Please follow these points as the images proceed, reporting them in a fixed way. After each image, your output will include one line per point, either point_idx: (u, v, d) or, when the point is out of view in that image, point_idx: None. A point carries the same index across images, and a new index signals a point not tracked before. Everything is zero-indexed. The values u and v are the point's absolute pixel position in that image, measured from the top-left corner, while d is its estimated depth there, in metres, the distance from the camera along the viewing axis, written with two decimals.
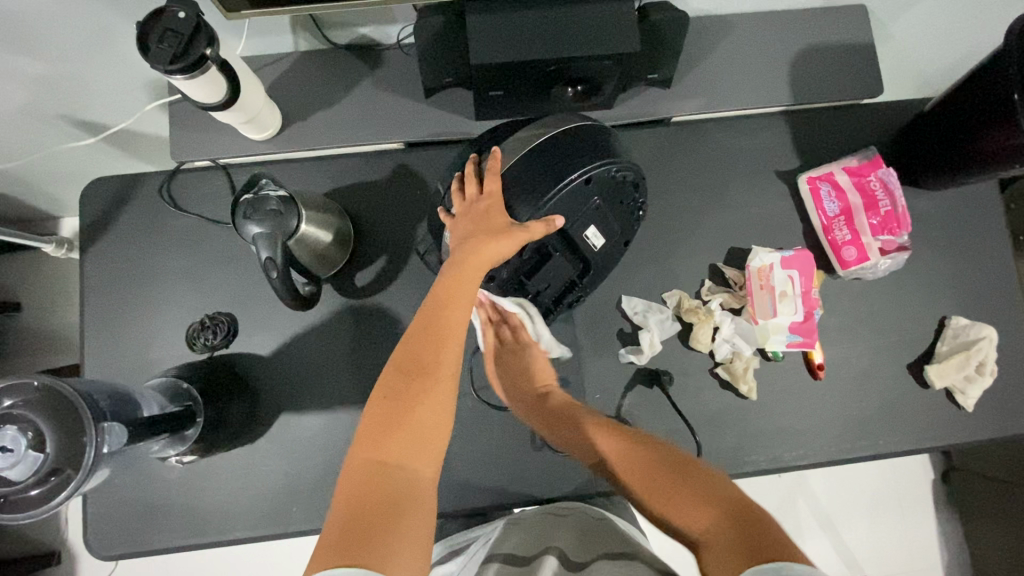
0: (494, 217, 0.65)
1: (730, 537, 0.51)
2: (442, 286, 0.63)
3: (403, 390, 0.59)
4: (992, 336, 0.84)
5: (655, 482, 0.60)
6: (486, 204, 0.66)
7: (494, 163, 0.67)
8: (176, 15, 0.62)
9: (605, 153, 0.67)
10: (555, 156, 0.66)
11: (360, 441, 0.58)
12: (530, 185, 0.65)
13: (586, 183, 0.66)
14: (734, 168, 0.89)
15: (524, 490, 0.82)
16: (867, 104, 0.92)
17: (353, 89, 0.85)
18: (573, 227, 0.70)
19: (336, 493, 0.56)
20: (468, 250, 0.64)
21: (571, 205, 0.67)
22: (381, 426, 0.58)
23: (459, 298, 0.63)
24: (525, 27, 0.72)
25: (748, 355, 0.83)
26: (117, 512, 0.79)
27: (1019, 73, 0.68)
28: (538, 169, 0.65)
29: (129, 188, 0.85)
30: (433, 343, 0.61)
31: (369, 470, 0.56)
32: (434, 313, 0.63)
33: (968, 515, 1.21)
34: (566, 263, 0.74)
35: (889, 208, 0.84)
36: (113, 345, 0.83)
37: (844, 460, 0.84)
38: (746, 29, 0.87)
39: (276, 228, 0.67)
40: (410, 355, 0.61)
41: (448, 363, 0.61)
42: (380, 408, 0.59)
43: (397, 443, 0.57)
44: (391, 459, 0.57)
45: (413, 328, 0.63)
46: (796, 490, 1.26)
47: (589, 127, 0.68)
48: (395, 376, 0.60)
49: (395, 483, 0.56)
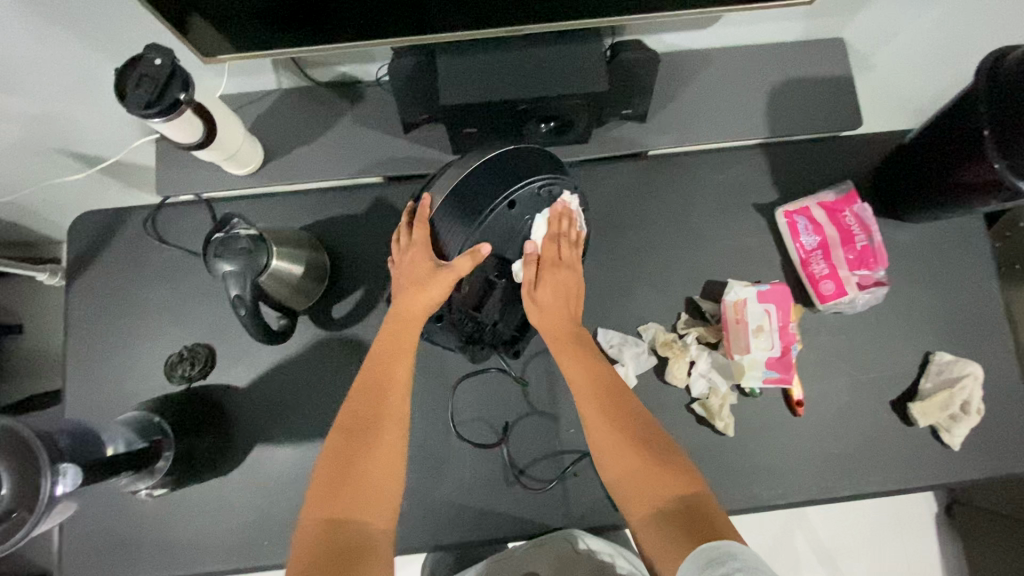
0: (423, 264, 0.68)
1: (676, 518, 0.58)
2: (383, 341, 0.68)
3: (346, 447, 0.62)
4: (977, 373, 0.81)
5: (631, 461, 0.64)
6: (414, 254, 0.69)
7: (422, 210, 0.69)
8: (151, 63, 0.64)
9: (523, 173, 0.66)
10: (475, 186, 0.66)
11: (312, 501, 0.60)
12: (455, 221, 0.66)
13: (509, 207, 0.66)
14: (711, 200, 0.89)
15: (497, 527, 0.81)
16: (846, 137, 0.92)
17: (333, 125, 0.86)
18: (510, 251, 0.70)
19: (293, 555, 0.58)
20: (403, 302, 0.68)
21: (499, 232, 0.68)
22: (330, 484, 0.60)
23: (400, 351, 0.68)
24: (495, 71, 0.74)
25: (724, 391, 0.82)
26: (93, 542, 0.80)
27: (989, 111, 0.67)
28: (459, 205, 0.66)
29: (116, 222, 0.88)
30: (373, 399, 0.65)
31: (321, 529, 0.58)
32: (375, 370, 0.67)
33: (974, 554, 1.14)
34: (512, 287, 0.73)
35: (865, 243, 0.84)
36: (96, 375, 0.85)
37: (825, 499, 0.82)
38: (722, 62, 0.88)
39: (247, 266, 0.68)
40: (353, 414, 0.64)
41: (388, 416, 0.64)
42: (328, 464, 0.62)
43: (347, 499, 0.60)
44: (341, 514, 0.59)
45: (355, 388, 0.66)
46: (794, 522, 1.19)
47: (514, 149, 0.68)
48: (339, 436, 0.63)
49: (345, 536, 0.58)
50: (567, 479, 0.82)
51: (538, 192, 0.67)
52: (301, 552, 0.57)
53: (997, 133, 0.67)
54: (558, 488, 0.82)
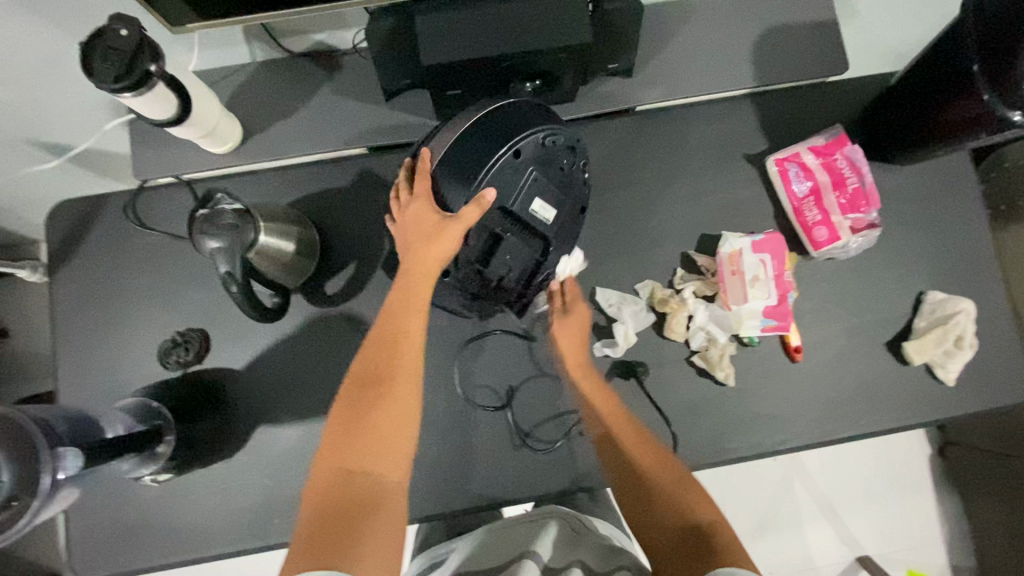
0: (428, 216, 0.67)
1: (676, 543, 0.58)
2: (393, 300, 0.67)
3: (361, 399, 0.62)
4: (969, 308, 0.83)
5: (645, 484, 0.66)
6: (416, 207, 0.68)
7: (422, 164, 0.69)
8: (117, 33, 0.61)
9: (529, 125, 0.68)
10: (477, 139, 0.67)
11: (324, 454, 0.60)
12: (456, 174, 0.67)
13: (517, 156, 0.67)
14: (702, 154, 0.88)
15: (507, 490, 0.81)
16: (834, 82, 0.91)
17: (312, 96, 0.84)
18: (515, 203, 0.69)
19: (305, 504, 0.57)
20: (414, 259, 0.67)
21: (505, 181, 0.67)
22: (343, 434, 0.60)
23: (414, 307, 0.67)
24: (480, 27, 0.71)
25: (723, 342, 0.82)
26: (101, 533, 0.79)
27: (978, 44, 0.66)
28: (465, 154, 0.67)
29: (95, 209, 0.85)
30: (389, 353, 0.64)
31: (335, 478, 0.58)
32: (387, 326, 0.66)
33: (968, 492, 1.17)
34: (521, 241, 0.70)
35: (857, 186, 0.84)
36: (88, 368, 0.83)
37: (827, 441, 0.83)
38: (707, 12, 0.86)
39: (234, 241, 0.66)
40: (367, 365, 0.64)
41: (400, 369, 0.64)
42: (341, 416, 0.61)
43: (360, 449, 0.59)
44: (354, 463, 0.58)
45: (367, 343, 0.66)
46: (793, 472, 1.23)
47: (520, 101, 0.70)
48: (352, 389, 0.63)
49: (359, 486, 0.57)
50: (573, 438, 0.82)
51: (542, 143, 0.68)
52: (315, 501, 0.57)
53: (985, 64, 0.67)
54: (565, 448, 0.82)
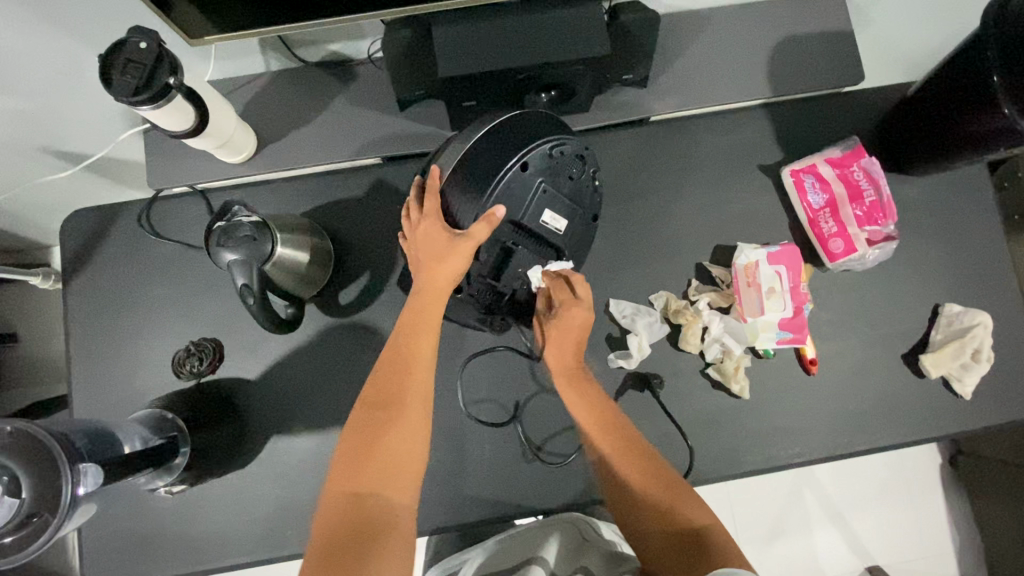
0: (438, 234, 0.66)
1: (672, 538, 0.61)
2: (405, 320, 0.67)
3: (370, 423, 0.61)
4: (987, 322, 0.82)
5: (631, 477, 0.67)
6: (426, 225, 0.67)
7: (433, 181, 0.67)
8: (136, 46, 0.62)
9: (536, 136, 0.68)
10: (486, 154, 0.67)
11: (335, 477, 0.60)
12: (467, 190, 0.67)
13: (525, 170, 0.67)
14: (717, 165, 0.88)
15: (521, 503, 0.81)
16: (850, 93, 0.91)
17: (327, 106, 0.84)
18: (525, 216, 0.69)
19: (316, 527, 0.58)
20: (425, 278, 0.66)
21: (515, 195, 0.67)
22: (353, 459, 0.60)
23: (425, 327, 0.66)
24: (497, 38, 0.71)
25: (738, 354, 0.82)
26: (114, 543, 0.79)
27: (998, 58, 0.66)
28: (474, 169, 0.66)
29: (109, 219, 0.85)
30: (399, 376, 0.64)
31: (346, 503, 0.58)
32: (396, 348, 0.66)
33: (981, 504, 1.16)
34: (530, 253, 0.71)
35: (874, 198, 0.83)
36: (102, 377, 0.83)
37: (842, 454, 0.83)
38: (722, 22, 0.86)
39: (251, 254, 0.67)
40: (377, 388, 0.64)
41: (411, 392, 0.64)
42: (352, 440, 0.61)
43: (369, 474, 0.59)
44: (364, 489, 0.58)
45: (379, 365, 0.66)
46: (803, 482, 1.22)
47: (531, 112, 0.70)
48: (363, 412, 0.63)
49: (369, 512, 0.57)
50: (586, 450, 0.82)
51: (549, 154, 0.68)
52: (327, 524, 0.57)
53: (1006, 76, 0.66)
54: (578, 461, 0.82)
